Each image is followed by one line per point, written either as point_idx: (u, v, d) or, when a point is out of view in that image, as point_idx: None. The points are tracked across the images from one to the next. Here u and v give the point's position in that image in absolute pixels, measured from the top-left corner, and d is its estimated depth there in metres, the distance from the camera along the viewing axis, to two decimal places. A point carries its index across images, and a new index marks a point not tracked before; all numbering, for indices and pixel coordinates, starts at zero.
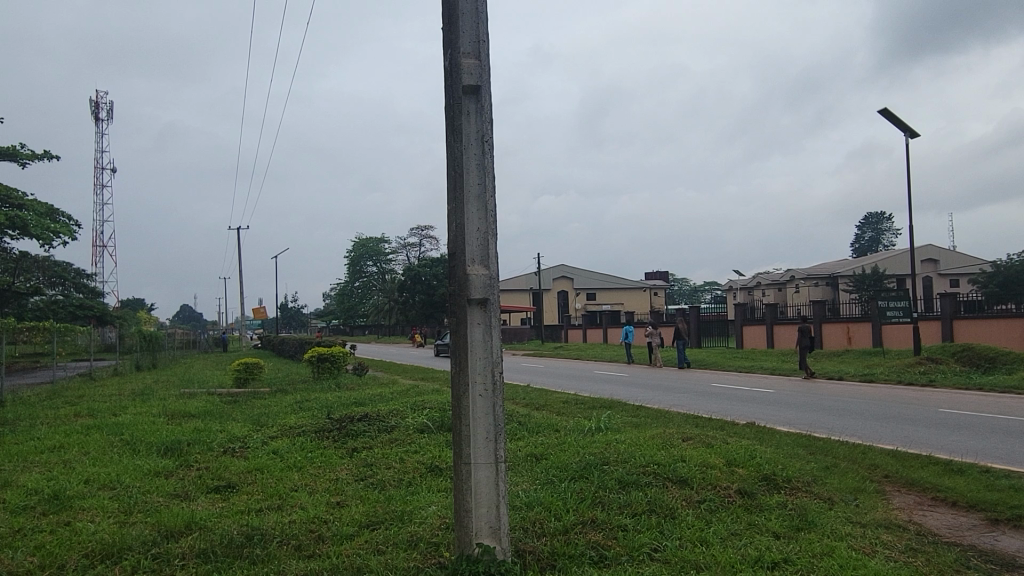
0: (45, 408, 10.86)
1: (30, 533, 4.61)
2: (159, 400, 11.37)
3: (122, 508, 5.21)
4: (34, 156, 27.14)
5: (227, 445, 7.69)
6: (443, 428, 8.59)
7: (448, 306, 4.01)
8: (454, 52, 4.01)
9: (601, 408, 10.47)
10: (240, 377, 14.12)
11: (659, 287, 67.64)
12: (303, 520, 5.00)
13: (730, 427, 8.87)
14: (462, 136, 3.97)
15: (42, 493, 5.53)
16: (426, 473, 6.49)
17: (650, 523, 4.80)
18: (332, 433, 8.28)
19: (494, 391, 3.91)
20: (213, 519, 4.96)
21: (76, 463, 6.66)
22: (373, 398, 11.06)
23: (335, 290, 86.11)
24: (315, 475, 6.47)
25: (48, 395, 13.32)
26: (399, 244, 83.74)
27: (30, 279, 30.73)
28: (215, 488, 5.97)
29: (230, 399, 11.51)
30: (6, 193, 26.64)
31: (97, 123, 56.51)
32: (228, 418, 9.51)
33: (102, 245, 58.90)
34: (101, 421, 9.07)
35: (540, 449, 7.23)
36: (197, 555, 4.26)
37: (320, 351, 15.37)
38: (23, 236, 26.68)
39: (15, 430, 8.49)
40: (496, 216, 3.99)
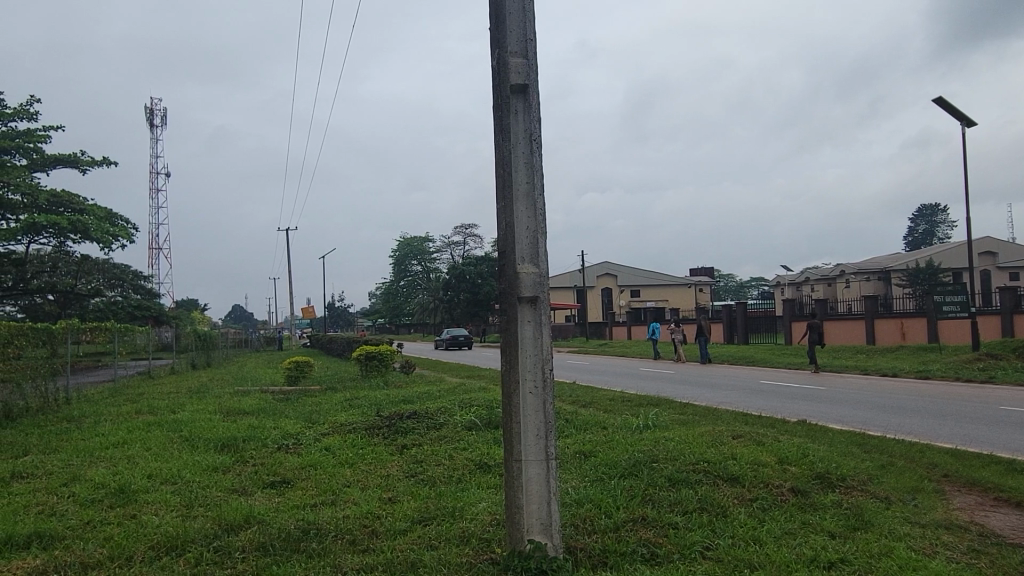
0: (108, 405, 11.28)
1: (99, 525, 4.81)
2: (215, 397, 11.71)
3: (184, 502, 5.39)
4: (94, 162, 28.21)
5: (281, 441, 7.87)
6: (491, 425, 8.65)
7: (498, 303, 4.04)
8: (501, 52, 4.04)
9: (648, 405, 10.41)
10: (291, 375, 14.44)
11: (705, 283, 66.72)
12: (357, 515, 5.10)
13: (781, 425, 8.71)
14: (509, 135, 3.99)
15: (109, 486, 5.76)
16: (475, 469, 6.56)
17: (702, 522, 4.76)
18: (383, 430, 8.42)
19: (544, 388, 3.93)
20: (270, 513, 5.09)
21: (139, 458, 6.91)
22: (421, 395, 11.18)
23: (381, 289, 87.24)
24: (367, 471, 6.59)
25: (110, 392, 13.86)
26: (444, 243, 84.56)
27: (92, 281, 31.90)
28: (271, 484, 6.12)
29: (283, 397, 11.79)
30: (68, 198, 27.69)
31: (152, 130, 58.43)
32: (280, 414, 9.77)
33: (158, 248, 60.78)
34: (161, 417, 9.41)
35: (588, 446, 7.22)
36: (257, 548, 4.38)
37: (368, 349, 15.60)
38: (85, 240, 27.72)
39: (82, 426, 8.84)
40: (545, 213, 4.00)
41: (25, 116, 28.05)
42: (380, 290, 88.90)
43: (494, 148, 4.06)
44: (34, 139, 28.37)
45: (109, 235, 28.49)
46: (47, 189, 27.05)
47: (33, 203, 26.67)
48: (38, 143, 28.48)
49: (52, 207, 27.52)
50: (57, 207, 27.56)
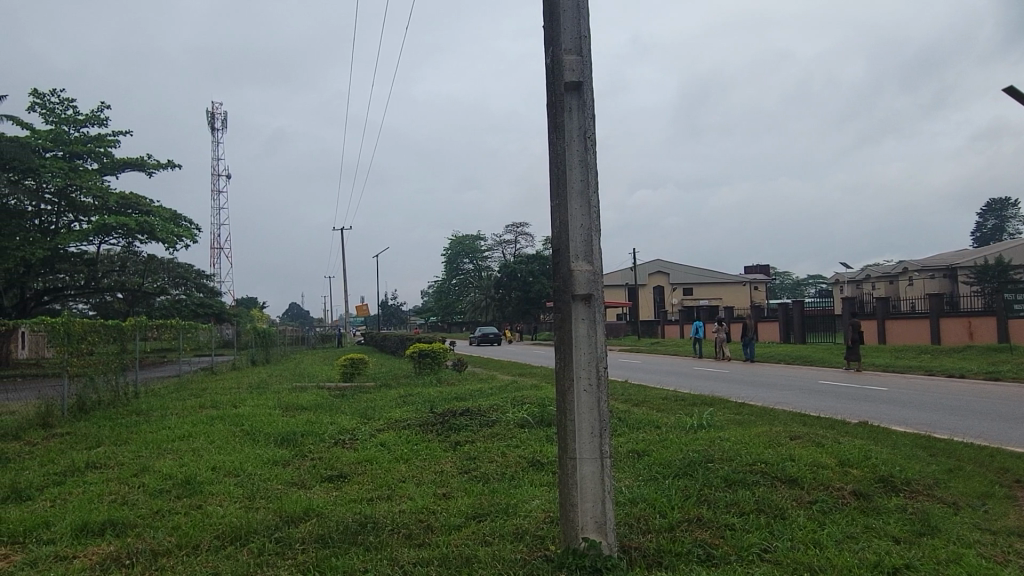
0: (174, 400, 11.69)
1: (168, 514, 5.00)
2: (274, 393, 12.03)
3: (246, 494, 5.56)
4: (159, 164, 29.30)
5: (337, 437, 8.04)
6: (543, 423, 8.66)
7: (552, 301, 4.04)
8: (555, 50, 4.04)
9: (702, 405, 10.25)
10: (346, 372, 14.72)
11: (760, 281, 65.34)
12: (413, 510, 5.18)
13: (840, 426, 8.49)
14: (564, 133, 3.99)
15: (176, 477, 5.99)
16: (527, 467, 6.57)
17: (760, 524, 4.68)
18: (436, 427, 8.51)
19: (599, 386, 3.92)
20: (328, 507, 5.21)
21: (204, 451, 7.15)
22: (474, 393, 11.27)
23: (433, 288, 88.07)
24: (421, 467, 6.67)
25: (175, 387, 14.35)
26: (495, 241, 85.00)
27: (158, 281, 32.60)
28: (328, 478, 6.26)
29: (339, 393, 12.03)
30: (135, 200, 28.79)
31: (213, 133, 60.26)
32: (336, 410, 9.97)
33: (220, 248, 62.61)
34: (223, 412, 9.72)
35: (641, 445, 7.16)
36: (316, 540, 4.49)
37: (421, 347, 15.79)
38: (151, 240, 28.78)
39: (149, 420, 9.20)
40: (599, 211, 3.98)
41: (95, 122, 29.29)
42: (432, 288, 89.79)
43: (548, 146, 4.06)
44: (104, 143, 29.63)
45: (174, 236, 29.52)
46: (117, 192, 28.20)
47: (103, 205, 27.86)
48: (107, 147, 29.73)
49: (121, 208, 28.65)
50: (126, 208, 28.69)
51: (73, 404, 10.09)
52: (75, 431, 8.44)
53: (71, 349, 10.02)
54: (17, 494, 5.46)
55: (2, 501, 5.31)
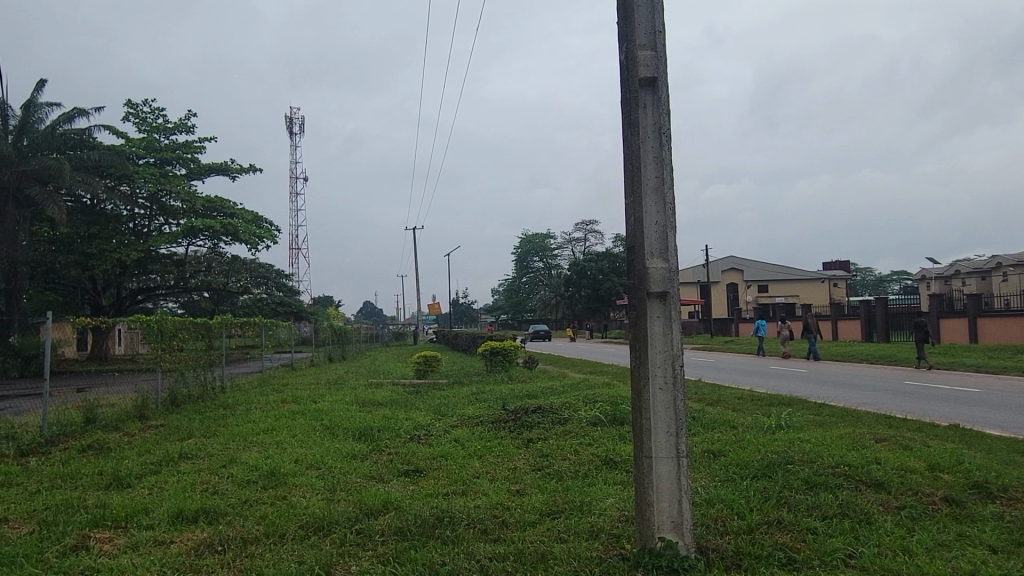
0: (258, 395, 12.17)
1: (256, 504, 5.23)
2: (351, 389, 12.39)
3: (328, 487, 5.75)
4: (242, 169, 30.55)
5: (413, 432, 8.22)
6: (616, 421, 8.61)
7: (626, 299, 4.02)
8: (630, 46, 4.02)
9: (780, 405, 9.96)
10: (420, 368, 15.00)
11: (840, 278, 62.98)
12: (488, 505, 5.25)
13: (930, 429, 8.12)
14: (638, 129, 3.96)
15: (262, 469, 6.25)
16: (601, 465, 6.55)
17: (844, 528, 4.53)
18: (509, 424, 8.58)
19: (675, 384, 3.88)
20: (406, 500, 5.33)
21: (287, 444, 7.42)
22: (545, 390, 11.32)
23: (502, 286, 88.65)
24: (494, 464, 6.74)
25: (258, 382, 14.95)
26: (565, 239, 84.84)
27: (241, 281, 33.29)
28: (405, 473, 6.40)
29: (413, 389, 12.27)
30: (220, 203, 30.13)
31: (291, 138, 62.34)
32: (412, 406, 10.18)
33: (298, 248, 64.68)
34: (304, 406, 10.06)
35: (717, 445, 7.03)
36: (395, 532, 4.60)
37: (493, 344, 15.93)
38: (234, 241, 30.05)
39: (236, 413, 9.62)
40: (675, 207, 3.94)
41: (183, 129, 30.74)
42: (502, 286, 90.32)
43: (622, 143, 4.04)
44: (191, 149, 31.09)
45: (256, 236, 30.72)
46: (203, 195, 29.54)
47: (191, 209, 29.27)
48: (194, 153, 31.17)
49: (207, 211, 30.00)
50: (212, 211, 30.04)
51: (166, 397, 10.64)
52: (168, 423, 8.92)
53: (164, 346, 10.57)
54: (119, 480, 5.81)
55: (105, 487, 5.66)
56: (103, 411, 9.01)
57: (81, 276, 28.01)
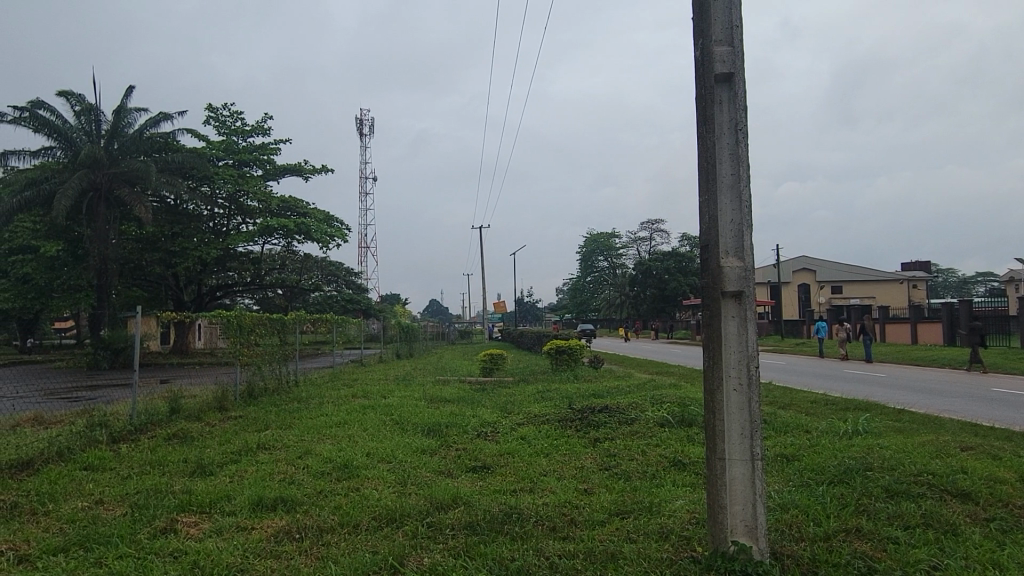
0: (329, 389, 12.51)
1: (330, 495, 5.38)
2: (420, 385, 12.59)
3: (398, 480, 5.87)
4: (314, 169, 31.47)
5: (480, 429, 8.31)
6: (684, 422, 8.49)
7: (700, 298, 3.96)
8: (705, 41, 3.95)
9: (857, 410, 9.63)
10: (486, 367, 15.15)
11: (920, 279, 60.26)
12: (556, 503, 5.27)
13: (1020, 439, 7.69)
14: (713, 126, 3.89)
15: (336, 461, 6.43)
16: (669, 467, 6.48)
17: (927, 538, 4.35)
18: (575, 423, 8.57)
19: (750, 386, 3.80)
20: (475, 496, 5.39)
21: (359, 437, 7.62)
22: (612, 390, 11.25)
23: (567, 285, 88.42)
24: (562, 462, 6.76)
25: (330, 377, 15.37)
26: (630, 238, 84.04)
27: (312, 277, 34.33)
28: (473, 468, 6.48)
29: (479, 387, 12.41)
30: (294, 203, 31.15)
31: (362, 138, 63.81)
32: (478, 403, 10.30)
33: (367, 246, 66.11)
34: (375, 401, 10.31)
35: (791, 450, 6.84)
36: (465, 527, 4.67)
37: (558, 343, 15.92)
38: (307, 240, 31.00)
39: (310, 406, 9.93)
40: (751, 204, 3.86)
41: (259, 132, 31.82)
42: (566, 285, 90.11)
43: (696, 140, 3.98)
44: (267, 151, 32.18)
45: (328, 236, 31.58)
46: (278, 196, 30.58)
47: (267, 208, 30.35)
48: (270, 154, 32.26)
49: (282, 211, 31.07)
50: (286, 211, 31.09)
51: (244, 390, 11.06)
52: (246, 414, 9.28)
53: (242, 340, 11.00)
54: (203, 468, 6.07)
55: (190, 474, 5.94)
56: (186, 402, 9.43)
57: (164, 273, 29.38)
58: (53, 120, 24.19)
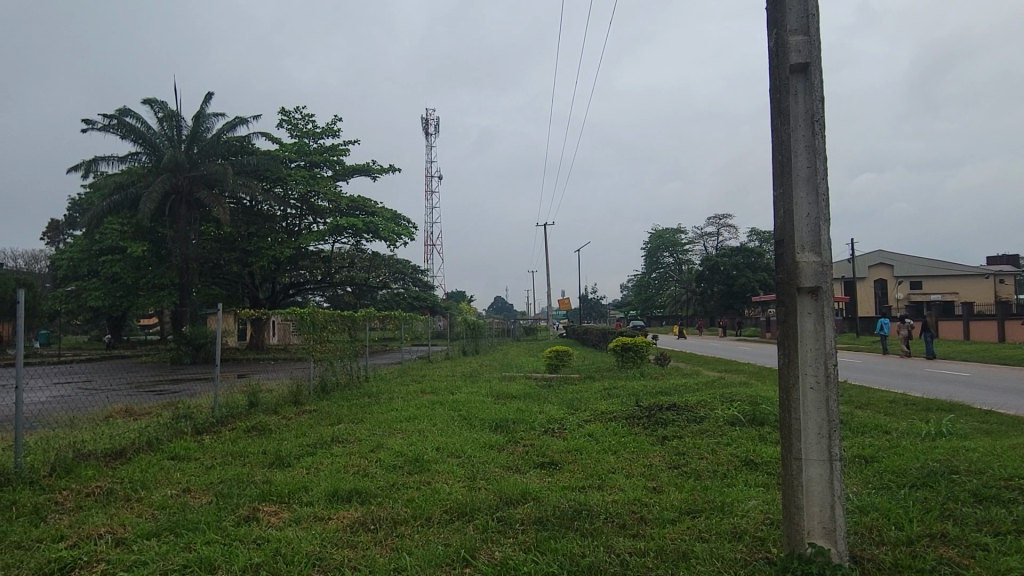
0: (398, 385, 12.76)
1: (402, 488, 5.50)
2: (486, 381, 12.71)
3: (468, 475, 5.95)
4: (381, 169, 32.13)
5: (547, 425, 8.34)
6: (755, 421, 8.30)
7: (775, 294, 3.87)
8: (780, 31, 3.85)
9: (938, 411, 9.22)
10: (551, 363, 15.16)
11: (1007, 273, 57.04)
12: (625, 500, 5.25)
13: None
14: (789, 118, 3.80)
15: (407, 455, 6.57)
16: (741, 466, 6.35)
17: (1020, 546, 4.12)
18: (643, 420, 8.50)
19: (828, 385, 3.70)
20: (544, 492, 5.42)
21: (428, 432, 7.75)
22: (680, 388, 11.11)
23: (632, 282, 87.50)
24: (630, 459, 6.72)
25: (398, 373, 15.66)
26: (697, 234, 82.61)
27: (380, 275, 35.04)
28: (540, 465, 6.51)
29: (545, 383, 12.45)
30: (362, 202, 31.95)
31: (427, 138, 64.76)
32: (545, 400, 10.31)
33: (433, 244, 67.07)
34: (442, 397, 10.44)
35: (869, 451, 6.60)
36: (535, 522, 4.71)
37: (624, 340, 15.79)
38: (375, 238, 31.76)
39: (379, 402, 10.16)
40: (828, 198, 3.75)
41: (330, 133, 32.66)
42: (631, 282, 89.27)
43: (771, 133, 3.89)
44: (336, 152, 33.01)
45: (395, 234, 32.27)
46: (347, 196, 31.37)
47: (337, 208, 31.19)
48: (339, 155, 33.08)
49: (351, 211, 31.89)
50: (355, 210, 31.89)
51: (317, 384, 11.42)
52: (320, 408, 9.57)
53: (315, 336, 11.34)
54: (281, 460, 6.30)
55: (269, 465, 6.17)
56: (264, 396, 9.78)
57: (241, 272, 30.51)
58: (138, 127, 25.34)
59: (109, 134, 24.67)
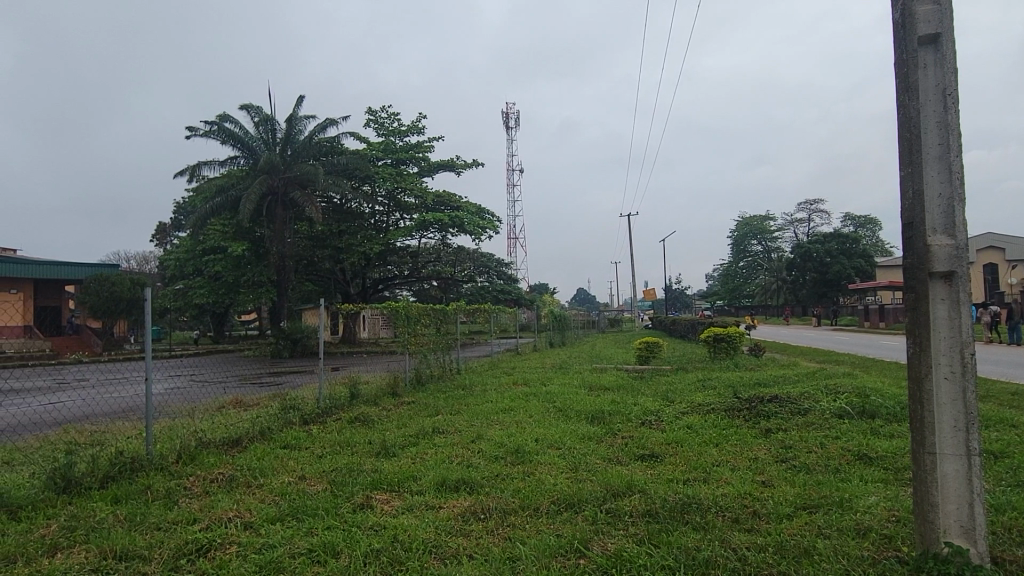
0: (490, 377, 12.91)
1: (507, 478, 5.55)
2: (577, 373, 12.67)
3: (570, 466, 5.94)
4: (465, 164, 32.55)
5: (643, 417, 8.22)
6: (866, 414, 7.94)
7: (903, 280, 3.67)
8: (906, 2, 3.65)
9: None
10: (642, 355, 15.00)
11: None
12: (736, 494, 5.10)
13: None
14: (917, 91, 3.59)
15: (508, 446, 6.61)
16: (854, 461, 6.09)
17: None
18: (743, 412, 8.25)
19: (965, 373, 3.46)
20: (649, 484, 5.34)
21: (526, 424, 7.78)
22: (779, 379, 10.76)
23: (719, 271, 85.36)
24: (734, 452, 6.56)
25: (489, 365, 15.78)
26: (787, 221, 79.72)
27: (468, 268, 35.33)
28: (641, 457, 6.43)
29: (638, 375, 12.32)
30: (448, 198, 32.59)
31: (508, 131, 65.03)
32: (639, 391, 10.19)
33: (515, 237, 67.32)
34: (535, 389, 10.49)
35: (997, 446, 6.20)
36: (644, 515, 4.65)
37: (717, 331, 15.39)
38: (460, 232, 32.31)
39: (474, 393, 10.29)
40: (963, 174, 3.52)
41: (415, 131, 33.23)
42: (718, 271, 87.04)
43: (897, 108, 3.68)
44: (422, 149, 33.59)
45: (479, 228, 32.76)
46: (433, 192, 32.00)
47: (423, 204, 31.89)
48: (424, 152, 33.66)
49: (437, 206, 32.52)
50: (441, 206, 32.52)
51: (413, 376, 11.69)
52: (417, 400, 9.78)
53: (410, 330, 11.59)
54: (386, 450, 6.46)
55: (376, 454, 6.34)
56: (363, 388, 10.08)
57: (332, 268, 31.55)
58: (236, 131, 26.49)
59: (210, 139, 25.89)
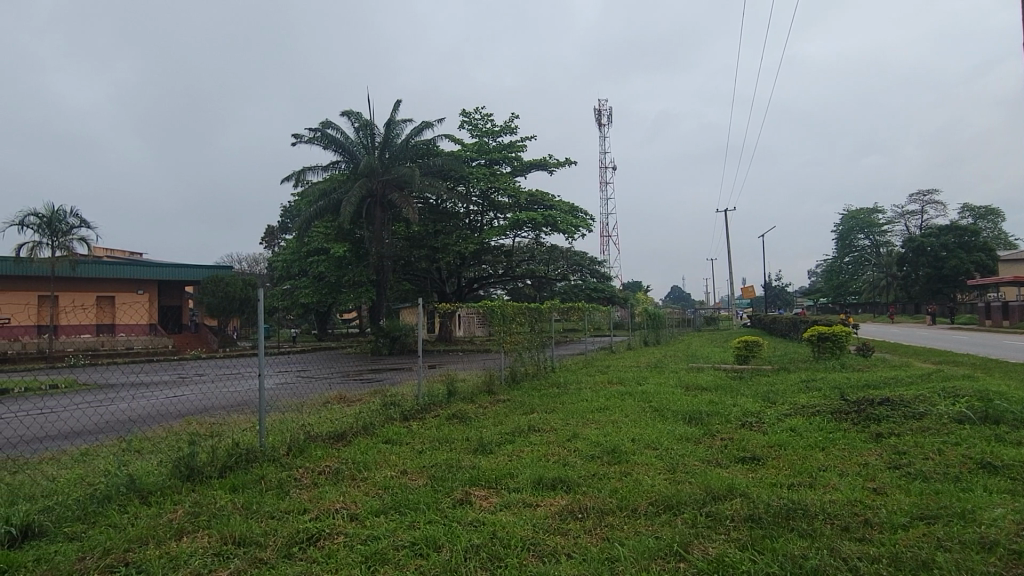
0: (585, 375, 12.86)
1: (604, 477, 5.53)
2: (673, 372, 12.45)
3: (668, 467, 5.85)
4: (557, 163, 32.56)
5: (744, 419, 7.97)
6: (989, 420, 7.41)
7: None
8: None
9: None
10: (741, 354, 14.55)
11: None
12: (845, 501, 4.88)
13: None
14: None
15: (603, 446, 6.57)
16: (977, 469, 5.70)
17: None
18: (852, 415, 7.86)
19: None
20: (751, 488, 5.19)
21: (621, 423, 7.70)
22: (891, 381, 10.19)
23: (823, 267, 81.61)
24: (842, 457, 6.27)
25: (584, 363, 15.72)
26: (898, 213, 75.24)
27: (561, 267, 35.32)
28: (742, 459, 6.25)
29: (737, 374, 11.98)
30: (541, 197, 32.73)
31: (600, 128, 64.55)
32: (738, 392, 9.91)
33: (608, 235, 66.67)
34: (630, 388, 10.38)
35: None
36: (747, 520, 4.52)
37: (821, 329, 14.75)
38: (554, 231, 32.35)
39: (569, 391, 10.30)
40: None
41: (507, 131, 33.50)
42: (822, 267, 83.23)
43: None
44: (514, 149, 33.82)
45: (572, 227, 32.70)
46: (527, 191, 32.21)
47: (517, 203, 32.15)
48: (517, 151, 33.88)
49: (530, 205, 32.69)
50: (534, 205, 32.70)
51: (508, 374, 11.82)
52: (513, 397, 9.89)
53: (505, 328, 11.68)
54: (483, 446, 6.56)
55: (472, 451, 6.46)
56: (460, 385, 10.27)
57: (428, 268, 32.26)
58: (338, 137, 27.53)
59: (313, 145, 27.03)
